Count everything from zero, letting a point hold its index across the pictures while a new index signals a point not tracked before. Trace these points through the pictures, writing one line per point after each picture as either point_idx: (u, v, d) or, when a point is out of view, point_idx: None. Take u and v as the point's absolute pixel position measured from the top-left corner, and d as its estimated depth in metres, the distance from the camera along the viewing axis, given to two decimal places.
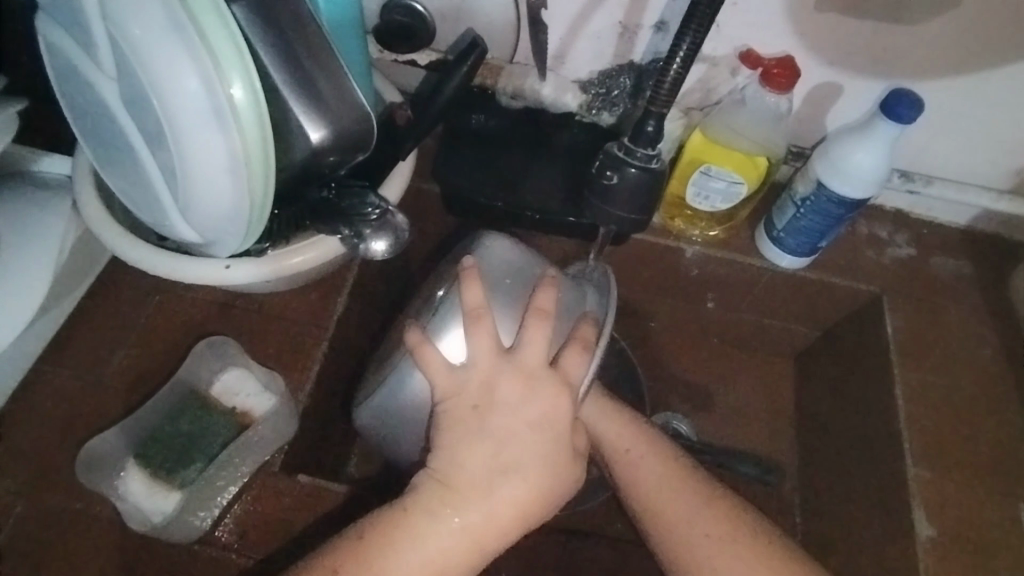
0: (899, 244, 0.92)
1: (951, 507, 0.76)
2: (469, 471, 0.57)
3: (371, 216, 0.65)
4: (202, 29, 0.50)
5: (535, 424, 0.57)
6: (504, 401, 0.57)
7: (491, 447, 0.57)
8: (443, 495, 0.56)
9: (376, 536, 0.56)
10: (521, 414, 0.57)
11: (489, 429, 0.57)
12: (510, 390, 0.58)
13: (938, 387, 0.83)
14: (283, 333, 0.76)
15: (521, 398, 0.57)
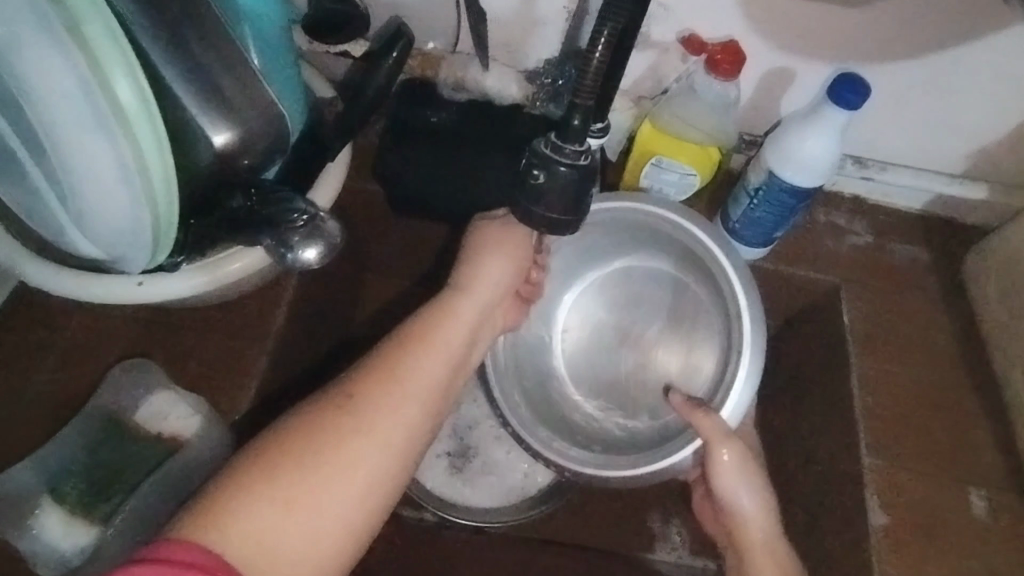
0: (857, 231, 0.90)
1: (906, 497, 0.75)
2: (412, 371, 0.55)
3: (299, 222, 0.61)
4: (71, 22, 0.44)
5: (492, 299, 0.62)
6: (476, 276, 0.61)
7: (427, 378, 0.55)
8: (382, 421, 0.52)
9: (274, 449, 0.48)
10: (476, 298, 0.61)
11: (459, 313, 0.59)
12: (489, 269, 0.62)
13: (895, 376, 0.82)
14: (213, 350, 0.71)
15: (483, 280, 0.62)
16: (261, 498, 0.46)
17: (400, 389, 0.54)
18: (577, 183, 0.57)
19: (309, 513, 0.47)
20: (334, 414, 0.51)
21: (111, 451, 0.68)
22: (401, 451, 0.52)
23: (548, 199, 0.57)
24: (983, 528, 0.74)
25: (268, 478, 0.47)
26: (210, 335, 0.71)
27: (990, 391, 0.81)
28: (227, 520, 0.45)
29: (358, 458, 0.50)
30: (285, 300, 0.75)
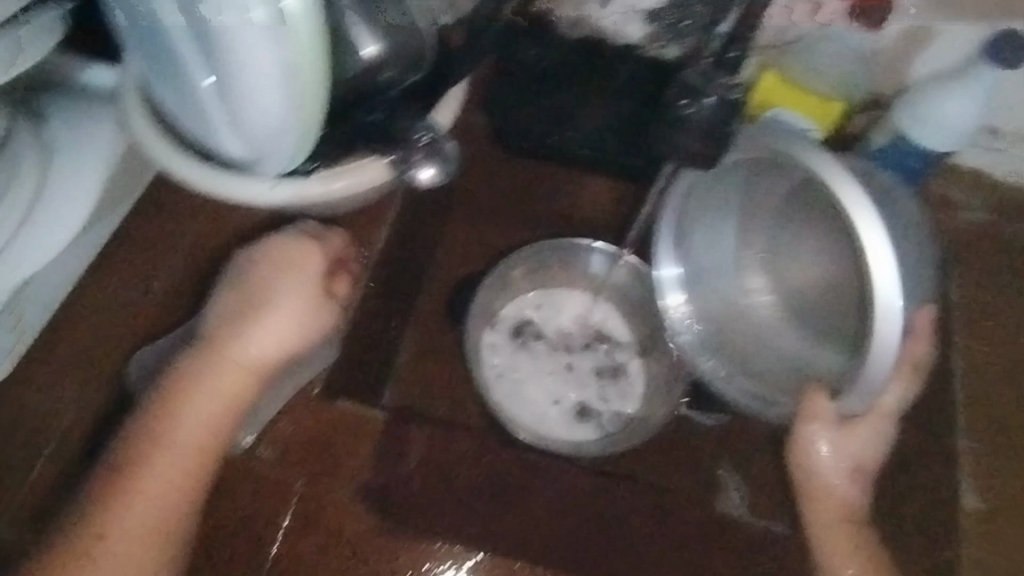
0: (975, 207, 0.86)
1: (1000, 482, 0.73)
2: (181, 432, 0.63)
3: (421, 141, 0.66)
4: None
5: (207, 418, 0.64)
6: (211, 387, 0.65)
7: (206, 425, 0.64)
8: (168, 456, 0.62)
9: (134, 457, 0.62)
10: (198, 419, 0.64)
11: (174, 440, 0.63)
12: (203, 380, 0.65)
13: (1000, 359, 0.79)
14: (325, 260, 0.74)
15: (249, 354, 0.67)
16: (137, 496, 0.61)
17: (194, 394, 0.65)
18: (722, 115, 0.60)
19: (146, 508, 0.61)
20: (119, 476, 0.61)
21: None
22: (202, 459, 0.63)
23: (692, 129, 0.61)
24: None
25: (132, 480, 0.61)
26: (324, 246, 0.74)
27: None
28: (126, 494, 0.60)
29: (181, 429, 0.63)
30: (389, 221, 0.76)
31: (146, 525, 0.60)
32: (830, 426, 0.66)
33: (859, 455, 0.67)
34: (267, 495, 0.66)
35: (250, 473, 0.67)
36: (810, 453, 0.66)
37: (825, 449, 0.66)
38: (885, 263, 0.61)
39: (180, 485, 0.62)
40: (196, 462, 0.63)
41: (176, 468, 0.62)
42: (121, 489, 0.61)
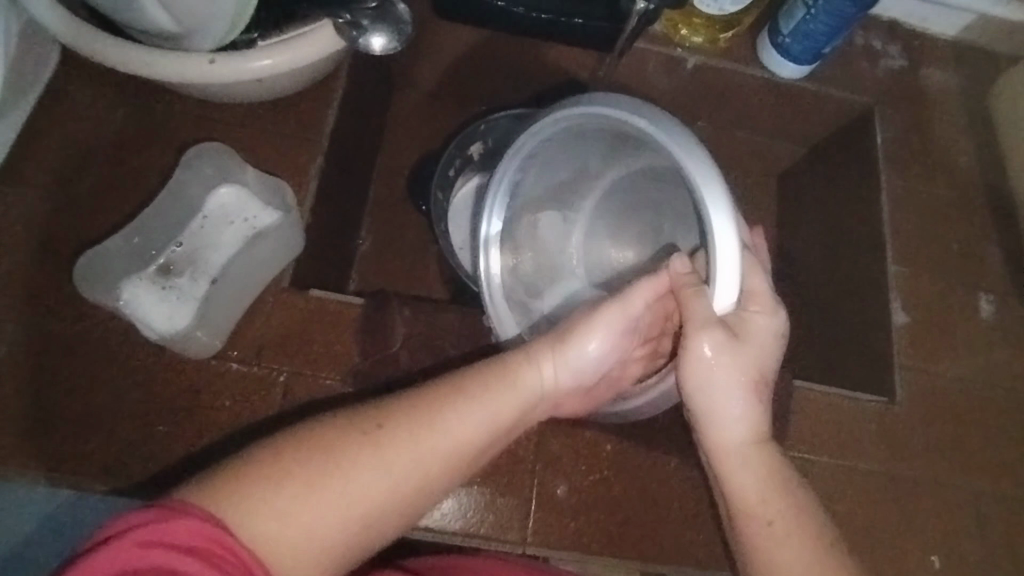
0: (892, 56, 0.91)
1: (923, 298, 0.82)
2: (368, 478, 0.46)
3: (370, 5, 0.61)
4: None
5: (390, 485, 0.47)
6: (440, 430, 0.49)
7: (464, 439, 0.50)
8: (366, 464, 0.46)
9: (363, 433, 0.47)
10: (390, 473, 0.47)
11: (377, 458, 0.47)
12: (390, 450, 0.47)
13: (920, 194, 0.86)
14: (272, 146, 0.69)
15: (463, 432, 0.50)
16: (302, 472, 0.45)
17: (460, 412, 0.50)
18: None
19: (303, 511, 0.44)
20: (287, 467, 0.45)
21: (188, 228, 0.67)
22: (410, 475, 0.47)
23: None
24: (986, 322, 0.82)
25: (337, 467, 0.46)
26: (270, 130, 0.69)
27: (1003, 207, 0.87)
28: (278, 478, 0.44)
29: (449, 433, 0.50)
30: (335, 102, 0.71)
31: (306, 545, 0.44)
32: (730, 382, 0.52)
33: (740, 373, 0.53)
34: (246, 395, 0.63)
35: (228, 374, 0.64)
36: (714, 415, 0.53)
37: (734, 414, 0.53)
38: (703, 166, 0.54)
39: (350, 530, 0.45)
40: (415, 494, 0.48)
41: (372, 489, 0.46)
42: (283, 479, 0.44)
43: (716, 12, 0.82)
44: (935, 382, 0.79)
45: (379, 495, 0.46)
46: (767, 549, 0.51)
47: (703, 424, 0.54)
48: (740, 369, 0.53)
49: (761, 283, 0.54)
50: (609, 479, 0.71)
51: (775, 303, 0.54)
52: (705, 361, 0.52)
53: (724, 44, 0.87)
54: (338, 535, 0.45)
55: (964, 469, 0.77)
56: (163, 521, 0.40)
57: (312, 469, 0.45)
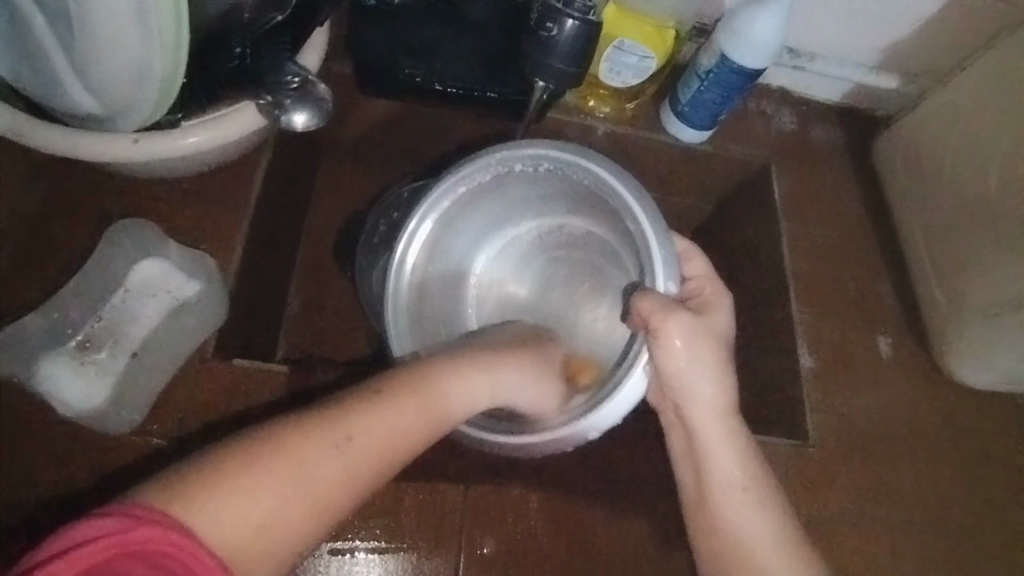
0: (784, 118, 1.00)
1: (828, 342, 0.88)
2: (291, 484, 0.47)
3: (292, 84, 0.64)
4: None
5: (305, 495, 0.47)
6: (347, 440, 0.50)
7: (355, 466, 0.50)
8: (326, 457, 0.49)
9: (287, 436, 0.48)
10: (311, 480, 0.48)
11: (310, 462, 0.48)
12: (320, 447, 0.49)
13: (817, 243, 0.94)
14: (194, 217, 0.71)
15: (366, 442, 0.51)
16: (272, 475, 0.47)
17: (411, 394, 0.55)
18: (582, 36, 0.66)
19: (247, 509, 0.45)
20: (224, 471, 0.45)
21: (110, 302, 0.67)
22: (369, 464, 0.50)
23: (557, 49, 0.67)
24: (886, 360, 0.89)
25: (265, 466, 0.47)
26: (191, 205, 0.71)
27: (892, 253, 0.95)
28: (215, 491, 0.44)
29: (343, 456, 0.49)
30: (260, 174, 0.74)
31: (246, 530, 0.45)
32: (689, 364, 0.59)
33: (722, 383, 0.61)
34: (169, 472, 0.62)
35: (146, 450, 0.62)
36: (691, 386, 0.60)
37: (711, 425, 0.61)
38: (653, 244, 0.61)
39: (300, 523, 0.47)
40: (340, 499, 0.49)
41: (322, 476, 0.48)
42: (246, 468, 0.46)
43: (621, 84, 0.89)
44: (843, 419, 0.84)
45: (306, 502, 0.47)
46: (734, 524, 0.59)
47: (682, 400, 0.61)
48: (701, 362, 0.59)
49: (676, 337, 0.58)
50: (539, 536, 0.72)
51: (718, 334, 0.60)
52: (674, 340, 0.58)
53: (630, 111, 0.95)
54: (265, 550, 0.45)
55: (879, 503, 0.81)
56: (123, 529, 0.39)
57: (275, 458, 0.47)
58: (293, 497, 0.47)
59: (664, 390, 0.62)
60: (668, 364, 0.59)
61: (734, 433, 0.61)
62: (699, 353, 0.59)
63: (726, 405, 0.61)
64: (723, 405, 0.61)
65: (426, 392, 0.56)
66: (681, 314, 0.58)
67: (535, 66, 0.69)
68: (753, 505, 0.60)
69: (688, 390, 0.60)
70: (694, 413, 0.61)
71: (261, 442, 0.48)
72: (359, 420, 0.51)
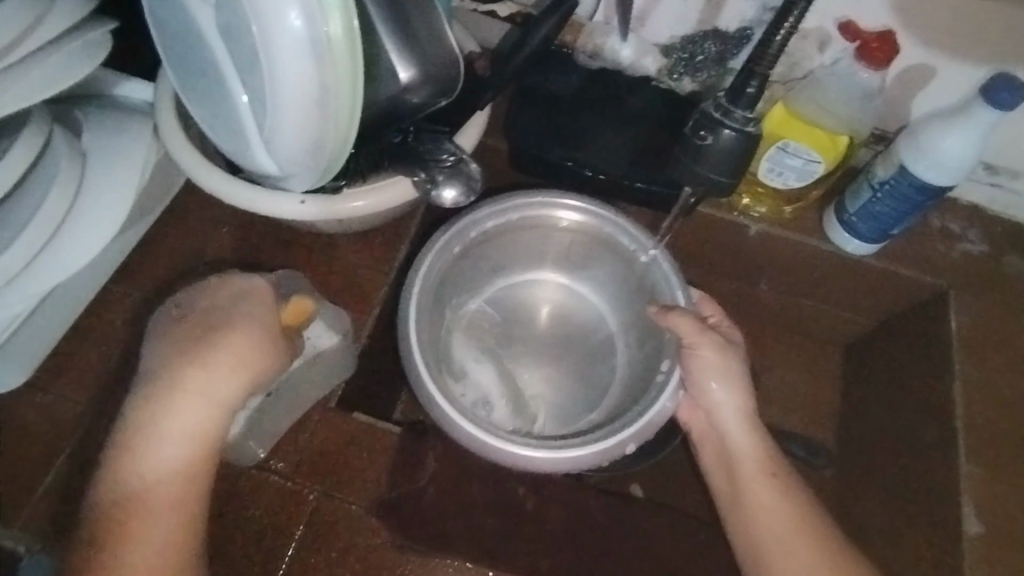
0: (972, 239, 0.89)
1: (1003, 507, 0.74)
2: (152, 519, 0.57)
3: (446, 162, 0.67)
4: None
5: (173, 508, 0.58)
6: (154, 449, 0.59)
7: (171, 459, 0.59)
8: (152, 466, 0.59)
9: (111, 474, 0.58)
10: (148, 496, 0.58)
11: (139, 475, 0.58)
12: (130, 468, 0.58)
13: (1000, 388, 0.80)
14: (340, 274, 0.76)
15: (173, 441, 0.59)
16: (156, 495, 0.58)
17: (205, 357, 0.62)
18: (738, 147, 0.63)
19: (137, 561, 0.56)
20: (107, 538, 0.56)
21: None
22: (193, 451, 0.60)
23: (709, 160, 0.64)
24: None
25: (130, 521, 0.57)
26: (342, 261, 0.77)
27: None
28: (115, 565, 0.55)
29: (155, 456, 0.59)
30: (406, 237, 0.79)
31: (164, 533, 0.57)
32: (716, 373, 0.69)
33: (741, 396, 0.70)
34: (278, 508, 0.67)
35: (264, 484, 0.68)
36: (714, 399, 0.70)
37: (732, 420, 0.69)
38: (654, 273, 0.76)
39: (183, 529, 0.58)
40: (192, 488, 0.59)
41: (152, 485, 0.58)
42: (110, 540, 0.56)
43: (781, 185, 0.84)
44: None
45: (166, 509, 0.58)
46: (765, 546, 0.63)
47: (704, 402, 0.70)
48: (728, 371, 0.70)
49: (711, 348, 0.70)
50: None
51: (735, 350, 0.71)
52: (700, 361, 0.70)
53: (788, 214, 0.89)
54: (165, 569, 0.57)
55: None
56: None
57: (122, 509, 0.57)
58: (161, 525, 0.57)
59: (693, 389, 0.71)
60: (700, 376, 0.70)
61: (748, 427, 0.69)
62: (717, 359, 0.69)
63: (745, 409, 0.69)
64: (744, 408, 0.69)
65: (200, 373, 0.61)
66: (711, 334, 0.70)
67: (682, 173, 0.66)
68: (774, 506, 0.65)
69: (710, 398, 0.69)
70: (720, 416, 0.70)
71: (113, 500, 0.57)
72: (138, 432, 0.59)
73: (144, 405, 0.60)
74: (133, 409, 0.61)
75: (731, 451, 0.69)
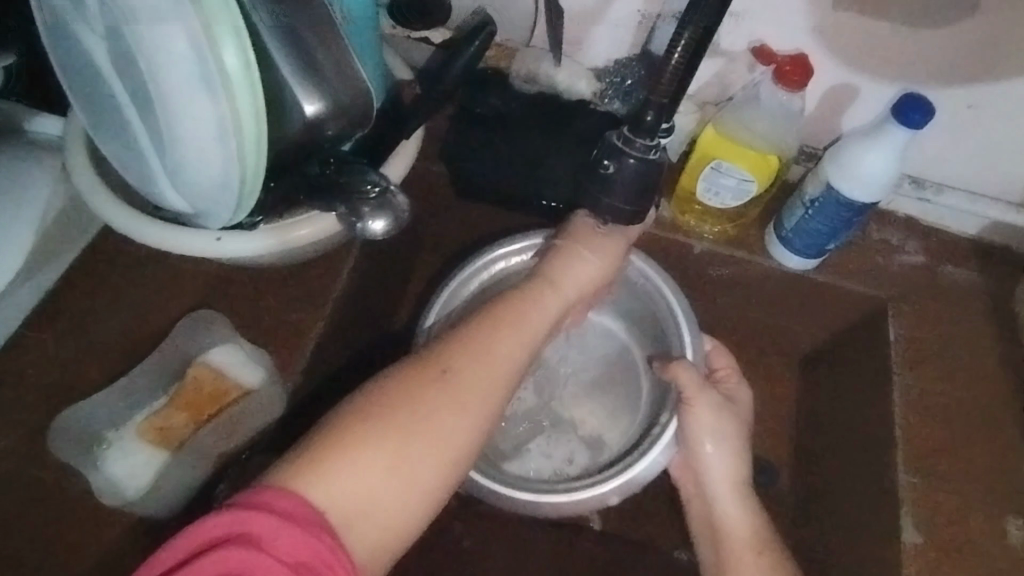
0: (909, 250, 0.90)
1: (942, 517, 0.74)
2: (339, 481, 0.49)
3: (371, 194, 0.64)
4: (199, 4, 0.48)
5: (365, 479, 0.50)
6: (425, 425, 0.54)
7: (439, 434, 0.55)
8: (415, 456, 0.53)
9: (363, 415, 0.53)
10: (367, 465, 0.51)
11: (416, 433, 0.54)
12: (406, 445, 0.53)
13: (938, 397, 0.81)
14: (269, 309, 0.74)
15: (442, 417, 0.55)
16: (370, 452, 0.51)
17: (491, 347, 0.61)
18: (643, 175, 0.63)
19: (353, 471, 0.50)
20: (317, 447, 0.50)
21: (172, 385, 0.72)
22: (461, 444, 0.56)
23: (616, 190, 0.64)
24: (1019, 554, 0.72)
25: (346, 444, 0.51)
26: (271, 294, 0.74)
27: None
28: (314, 471, 0.49)
29: (439, 424, 0.55)
30: (344, 270, 0.76)
31: (390, 514, 0.51)
32: (714, 428, 0.73)
33: (734, 460, 0.73)
34: None
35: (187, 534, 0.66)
36: (711, 459, 0.73)
37: (718, 468, 0.73)
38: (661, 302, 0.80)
39: (388, 530, 0.51)
40: (428, 485, 0.53)
41: (420, 467, 0.53)
42: (325, 458, 0.50)
43: (719, 205, 0.84)
44: None
45: (383, 500, 0.51)
46: None
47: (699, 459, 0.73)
48: (724, 430, 0.73)
49: (710, 414, 0.73)
50: None
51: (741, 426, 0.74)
52: (699, 416, 0.73)
53: (732, 232, 0.89)
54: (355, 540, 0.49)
55: None
56: (277, 521, 0.44)
57: (342, 443, 0.51)
58: (347, 483, 0.50)
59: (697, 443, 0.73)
60: (695, 429, 0.73)
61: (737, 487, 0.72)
62: (707, 420, 0.73)
63: (736, 472, 0.73)
64: (734, 465, 0.73)
65: (492, 364, 0.60)
66: (710, 389, 0.73)
67: (595, 204, 0.66)
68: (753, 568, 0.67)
69: (709, 458, 0.73)
70: (712, 476, 0.73)
71: (345, 427, 0.52)
72: (425, 393, 0.56)
73: (421, 381, 0.57)
74: (374, 385, 0.57)
75: (718, 513, 0.71)
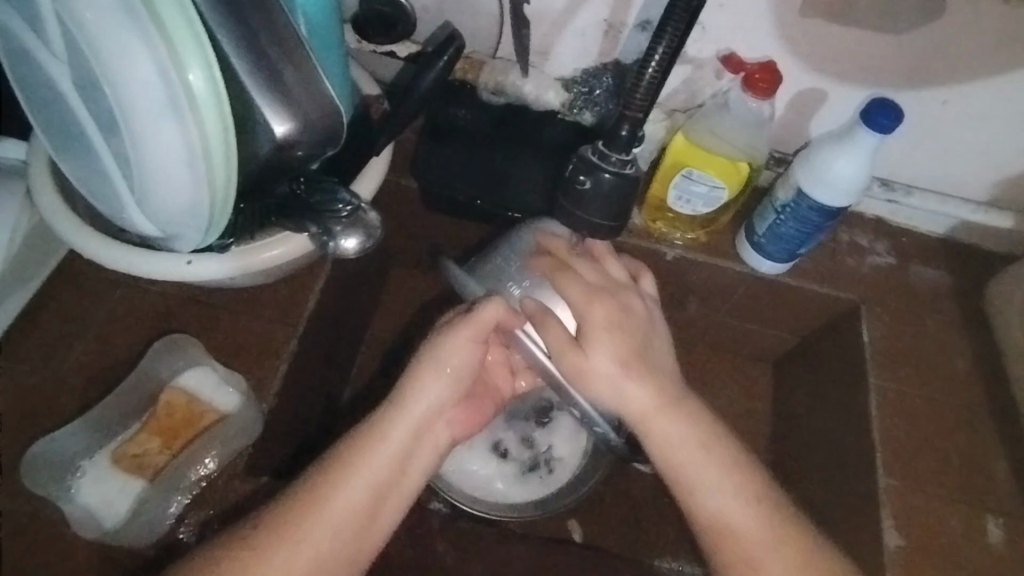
0: (879, 252, 0.91)
1: (922, 517, 0.74)
2: None
3: (343, 212, 0.64)
4: (164, 27, 0.48)
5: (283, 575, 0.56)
6: (334, 512, 0.59)
7: (347, 516, 0.59)
8: (321, 539, 0.58)
9: (275, 527, 0.57)
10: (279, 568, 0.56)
11: (329, 523, 0.59)
12: (312, 536, 0.58)
13: (912, 397, 0.82)
14: (244, 330, 0.73)
15: (346, 498, 0.60)
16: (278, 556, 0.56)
17: (385, 430, 0.63)
18: (621, 189, 0.63)
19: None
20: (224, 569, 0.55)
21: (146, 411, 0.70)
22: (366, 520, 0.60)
23: (589, 204, 0.64)
24: (999, 552, 0.73)
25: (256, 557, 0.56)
26: (244, 314, 0.74)
27: (1009, 417, 0.81)
28: None
29: (347, 507, 0.60)
30: (316, 286, 0.76)
31: None
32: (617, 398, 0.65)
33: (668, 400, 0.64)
34: None
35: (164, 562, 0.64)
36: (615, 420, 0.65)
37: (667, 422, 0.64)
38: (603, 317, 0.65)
39: None
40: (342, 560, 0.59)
41: (326, 550, 0.58)
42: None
43: (691, 212, 0.85)
44: None
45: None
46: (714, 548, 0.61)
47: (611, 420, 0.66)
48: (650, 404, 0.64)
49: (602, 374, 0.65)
50: None
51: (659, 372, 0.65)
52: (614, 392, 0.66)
53: (703, 239, 0.89)
54: None
55: None
56: None
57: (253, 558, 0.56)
58: None
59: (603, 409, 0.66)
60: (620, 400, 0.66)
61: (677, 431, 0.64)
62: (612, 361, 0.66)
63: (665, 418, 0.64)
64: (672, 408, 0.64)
65: (383, 446, 0.62)
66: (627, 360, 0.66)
67: (568, 217, 0.66)
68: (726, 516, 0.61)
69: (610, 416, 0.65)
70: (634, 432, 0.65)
71: (246, 543, 0.57)
72: (328, 487, 0.60)
73: (330, 472, 0.60)
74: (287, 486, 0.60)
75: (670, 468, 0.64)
